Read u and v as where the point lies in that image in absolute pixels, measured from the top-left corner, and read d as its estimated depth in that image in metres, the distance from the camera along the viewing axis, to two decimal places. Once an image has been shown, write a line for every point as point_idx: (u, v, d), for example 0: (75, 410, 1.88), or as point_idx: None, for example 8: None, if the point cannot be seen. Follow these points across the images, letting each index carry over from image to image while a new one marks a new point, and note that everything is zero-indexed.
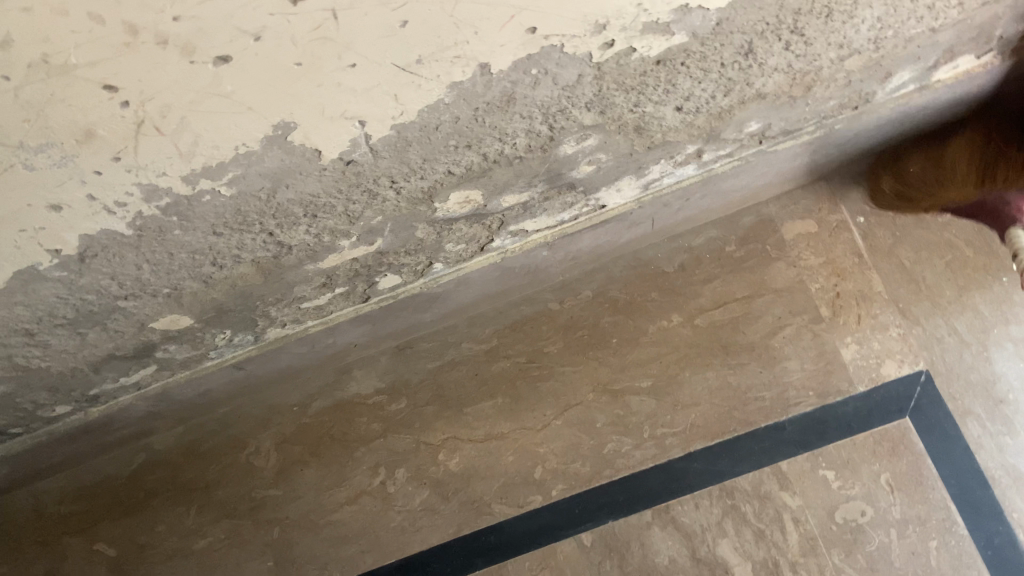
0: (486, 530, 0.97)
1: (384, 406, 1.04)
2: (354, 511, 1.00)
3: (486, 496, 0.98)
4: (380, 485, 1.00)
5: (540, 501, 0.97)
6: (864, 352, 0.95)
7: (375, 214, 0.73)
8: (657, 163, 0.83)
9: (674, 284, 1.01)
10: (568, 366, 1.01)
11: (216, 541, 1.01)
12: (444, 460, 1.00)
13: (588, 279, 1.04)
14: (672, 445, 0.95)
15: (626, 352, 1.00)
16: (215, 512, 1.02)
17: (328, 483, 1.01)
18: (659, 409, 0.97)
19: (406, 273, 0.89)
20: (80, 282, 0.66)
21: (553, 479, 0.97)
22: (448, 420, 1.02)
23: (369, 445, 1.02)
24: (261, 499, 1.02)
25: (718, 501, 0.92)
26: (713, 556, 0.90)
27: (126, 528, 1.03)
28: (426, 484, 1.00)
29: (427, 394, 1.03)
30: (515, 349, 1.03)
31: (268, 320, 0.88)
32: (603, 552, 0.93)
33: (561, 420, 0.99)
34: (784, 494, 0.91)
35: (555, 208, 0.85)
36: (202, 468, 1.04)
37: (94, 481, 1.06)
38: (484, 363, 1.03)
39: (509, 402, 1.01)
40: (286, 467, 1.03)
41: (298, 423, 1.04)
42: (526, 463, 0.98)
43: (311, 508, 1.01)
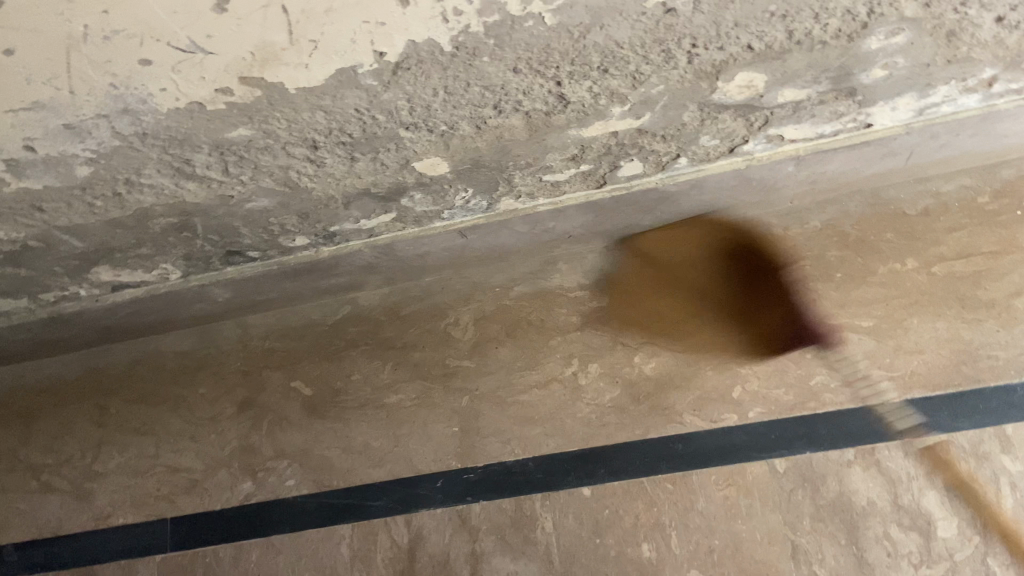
0: (673, 438, 0.96)
1: (585, 301, 1.04)
2: (542, 395, 1.01)
3: (679, 405, 0.97)
4: (572, 376, 1.01)
5: (734, 420, 0.94)
6: None
7: (660, 81, 0.72)
8: (947, 83, 0.79)
9: (914, 227, 0.96)
10: (784, 294, 0.98)
11: (406, 399, 1.04)
12: (640, 362, 1.00)
13: (818, 210, 1.00)
14: (887, 390, 0.91)
15: (850, 289, 0.96)
16: (410, 373, 1.06)
17: (520, 364, 1.03)
18: (877, 350, 0.93)
19: (650, 163, 0.88)
20: (382, 97, 0.67)
21: (751, 401, 0.94)
22: (650, 325, 1.01)
23: (565, 335, 1.03)
24: (454, 367, 1.05)
25: (930, 453, 0.87)
26: (917, 505, 0.86)
27: (323, 372, 1.08)
28: (617, 384, 1.00)
29: (631, 297, 1.03)
30: (729, 268, 1.01)
31: (508, 187, 0.89)
32: (796, 481, 0.90)
33: (768, 344, 0.96)
34: (1005, 458, 0.86)
35: (823, 116, 0.82)
36: (402, 329, 1.08)
37: (299, 324, 1.12)
38: (694, 277, 1.02)
39: (715, 318, 0.99)
40: (482, 342, 1.05)
41: (498, 303, 1.07)
42: (724, 380, 0.96)
43: (500, 384, 1.03)
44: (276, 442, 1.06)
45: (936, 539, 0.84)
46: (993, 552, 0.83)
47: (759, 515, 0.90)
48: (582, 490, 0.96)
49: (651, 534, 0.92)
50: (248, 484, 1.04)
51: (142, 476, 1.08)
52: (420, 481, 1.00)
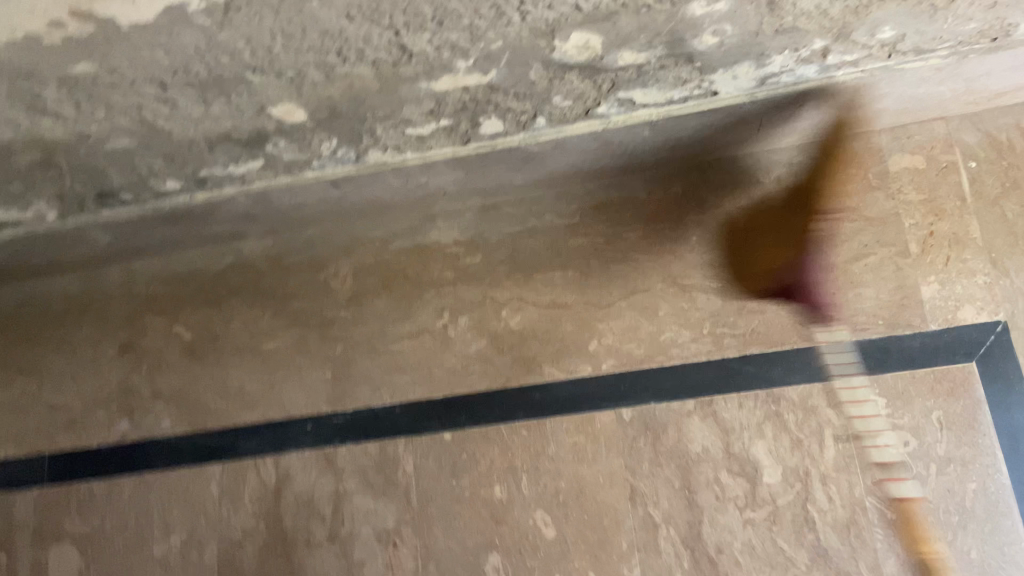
0: (532, 387, 1.00)
1: (459, 257, 1.08)
2: (412, 344, 1.05)
3: (539, 356, 1.01)
4: (442, 327, 1.05)
5: (589, 371, 0.99)
6: (944, 293, 0.93)
7: (497, 37, 0.76)
8: (781, 53, 0.84)
9: (766, 194, 1.01)
10: (643, 254, 1.03)
11: (283, 345, 1.08)
12: (506, 316, 1.04)
13: (680, 176, 1.04)
14: (729, 345, 0.96)
15: (704, 252, 1.01)
16: (288, 321, 1.09)
17: (394, 314, 1.07)
18: (724, 309, 0.98)
19: (509, 120, 0.91)
20: (219, 38, 0.70)
21: (606, 354, 1.00)
22: (519, 281, 1.05)
23: (438, 289, 1.07)
24: (331, 317, 1.08)
25: (762, 405, 0.93)
26: (746, 453, 0.92)
27: (204, 318, 1.11)
28: (484, 335, 1.04)
29: (502, 254, 1.07)
30: (595, 229, 1.05)
31: (373, 139, 0.92)
32: (640, 429, 0.95)
33: (625, 302, 1.01)
34: (830, 411, 0.92)
35: (668, 81, 0.87)
36: (282, 278, 1.11)
37: (183, 271, 1.13)
38: (562, 236, 1.06)
39: (579, 275, 1.03)
40: (358, 294, 1.09)
41: (376, 256, 1.10)
42: (582, 334, 1.01)
43: (374, 333, 1.07)
44: (155, 383, 1.09)
45: (761, 484, 0.90)
46: (811, 498, 0.89)
47: (603, 460, 0.95)
48: (444, 435, 1.00)
49: (505, 477, 0.97)
50: (124, 424, 1.07)
51: (25, 413, 1.11)
52: (291, 425, 1.04)
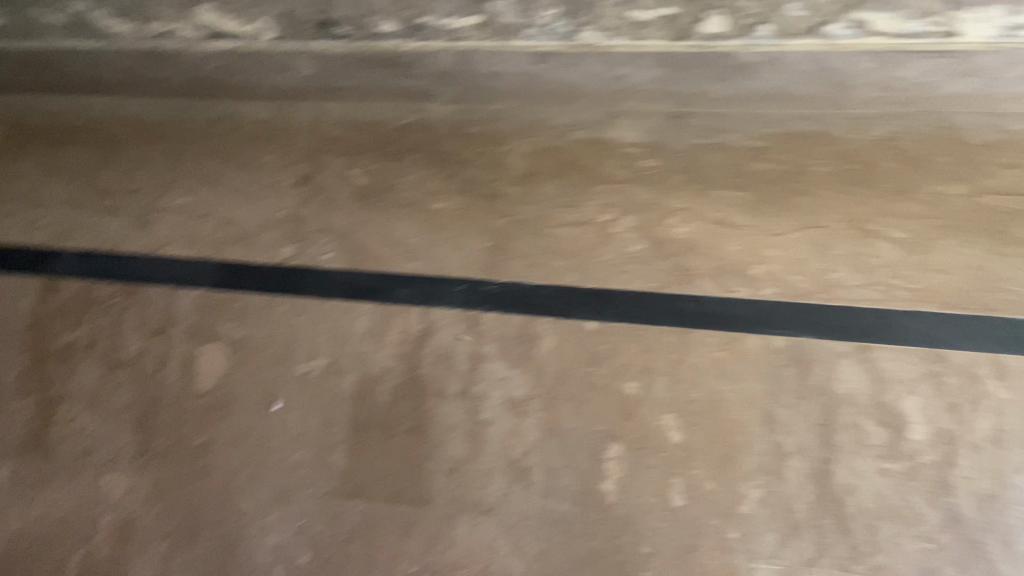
0: (684, 298, 1.00)
1: (637, 159, 1.07)
2: (574, 233, 1.06)
3: (698, 270, 1.00)
4: (605, 223, 1.05)
5: (746, 293, 0.98)
6: None
7: None
8: None
9: (973, 156, 0.99)
10: (828, 191, 1.00)
11: (449, 208, 1.11)
12: (674, 225, 1.03)
13: (883, 121, 1.03)
14: (899, 298, 0.94)
15: (893, 201, 0.98)
16: (457, 186, 1.12)
17: (561, 202, 1.08)
18: (902, 261, 0.95)
19: (733, 20, 0.90)
20: None
21: (768, 281, 0.98)
22: (693, 193, 1.04)
23: (610, 185, 1.07)
24: (499, 192, 1.10)
25: (923, 362, 0.91)
26: (895, 405, 0.90)
27: (380, 168, 1.15)
28: (647, 239, 1.03)
29: (682, 163, 1.06)
30: (785, 157, 1.04)
31: (592, 14, 0.93)
32: (789, 360, 0.94)
33: (798, 234, 0.99)
34: (995, 383, 0.88)
35: (912, 8, 0.85)
36: (461, 145, 1.14)
37: (369, 120, 1.19)
38: (747, 158, 1.04)
39: (756, 200, 1.02)
40: (530, 174, 1.10)
41: (555, 143, 1.11)
42: (747, 256, 0.99)
43: (538, 215, 1.08)
44: (324, 218, 1.14)
45: (904, 439, 0.89)
46: (954, 462, 0.87)
47: (744, 381, 0.94)
48: (587, 323, 1.01)
49: (641, 375, 0.98)
50: (288, 249, 1.14)
51: (199, 220, 1.18)
52: (443, 283, 1.08)
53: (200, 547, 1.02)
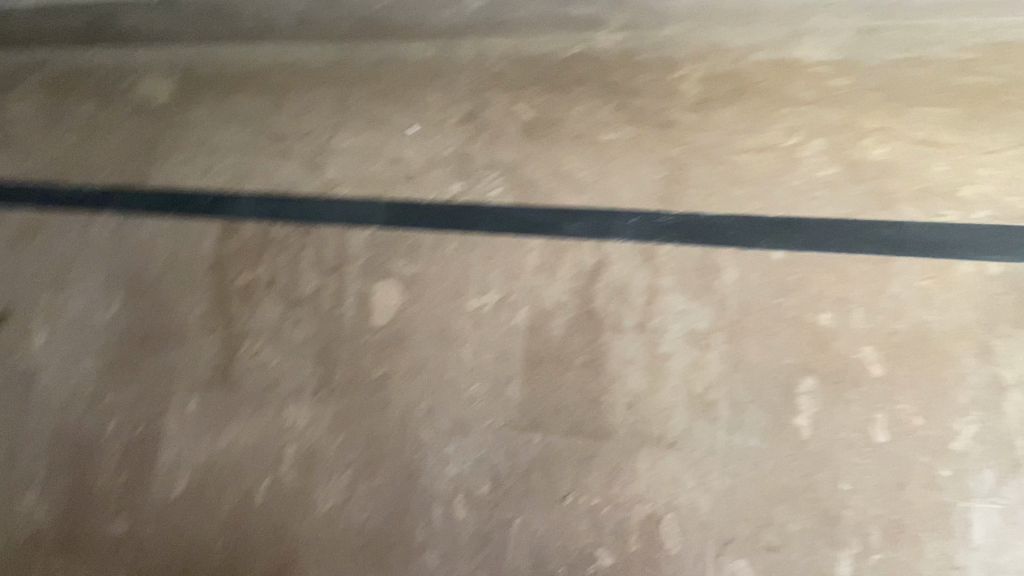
0: (883, 224, 0.94)
1: (827, 78, 1.00)
2: (757, 159, 1.01)
3: (899, 195, 0.94)
4: (790, 147, 1.00)
5: (956, 217, 0.91)
6: None
7: None
8: None
9: None
10: None
11: (620, 139, 1.07)
12: (869, 146, 0.96)
13: None
14: None
15: None
16: (629, 115, 1.08)
17: (741, 128, 1.02)
18: None
19: None
20: None
21: (981, 203, 0.91)
22: (891, 111, 0.96)
23: (796, 108, 1.01)
24: (673, 119, 1.06)
25: None
26: None
27: (546, 101, 1.12)
28: (839, 162, 0.97)
29: (876, 81, 0.98)
30: (995, 67, 0.95)
31: None
32: (1006, 286, 0.88)
33: (1014, 152, 0.92)
34: None
35: None
36: (631, 74, 1.09)
37: (532, 53, 1.15)
38: (952, 72, 0.96)
39: (964, 116, 0.94)
40: (705, 99, 1.05)
41: (733, 66, 1.05)
42: (956, 178, 0.92)
43: (716, 143, 1.03)
44: (491, 154, 1.12)
45: None
46: None
47: (956, 310, 0.88)
48: (773, 254, 0.96)
49: (836, 305, 0.93)
50: (457, 185, 1.12)
51: (367, 160, 1.17)
52: (616, 216, 1.04)
53: (383, 477, 1.04)
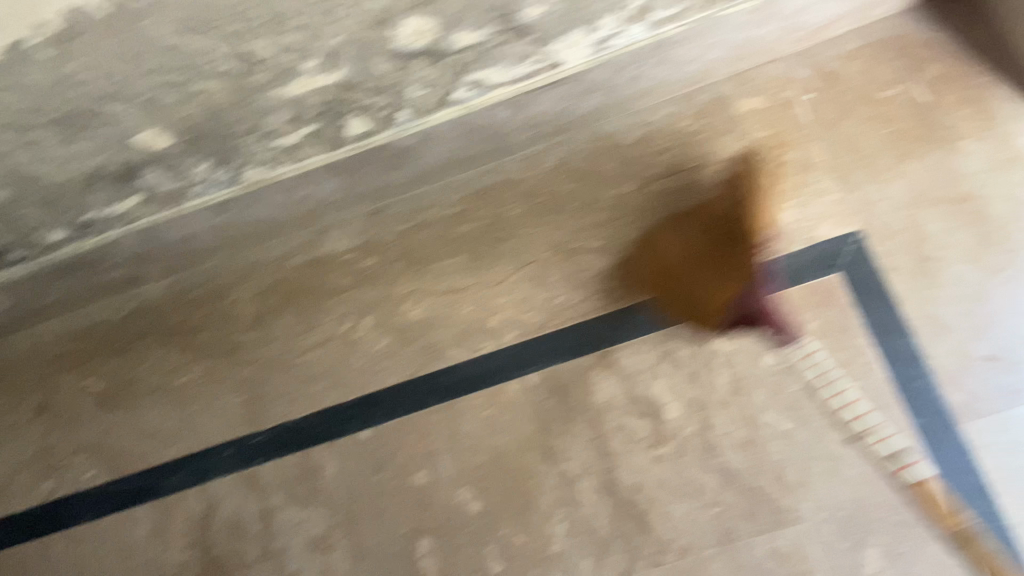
0: (439, 372, 1.03)
1: (356, 262, 1.10)
2: (320, 354, 1.08)
3: (443, 342, 1.04)
4: (346, 333, 1.08)
5: (493, 346, 1.03)
6: (802, 216, 0.99)
7: (335, 33, 0.80)
8: (606, 17, 0.90)
9: (629, 154, 1.07)
10: (527, 228, 1.07)
11: (193, 378, 1.11)
12: (408, 309, 1.06)
13: (551, 152, 1.09)
14: (617, 297, 1.02)
15: (582, 217, 1.06)
16: (196, 353, 1.12)
17: (297, 329, 1.09)
18: (607, 266, 1.03)
19: (372, 118, 0.95)
20: (68, 70, 0.74)
21: (506, 327, 1.03)
22: (414, 274, 1.08)
23: (340, 296, 1.09)
24: (236, 342, 1.11)
25: (655, 346, 0.98)
26: (647, 394, 0.96)
27: (115, 366, 1.14)
28: (389, 331, 1.06)
29: (397, 252, 1.09)
30: (479, 212, 1.09)
31: (245, 157, 0.96)
32: (547, 391, 0.99)
33: (517, 276, 1.05)
34: (717, 340, 0.97)
35: (512, 56, 0.92)
36: (187, 313, 1.14)
37: (88, 323, 1.17)
38: (451, 225, 1.09)
39: (470, 259, 1.07)
40: (261, 315, 1.11)
41: (275, 276, 1.13)
42: (481, 313, 1.04)
43: (280, 351, 1.09)
44: (74, 438, 1.12)
45: (665, 420, 0.95)
46: (710, 426, 0.94)
47: (517, 427, 0.99)
48: (361, 434, 1.03)
49: (426, 463, 1.00)
50: (46, 484, 1.11)
51: None
52: (211, 451, 1.07)
53: None
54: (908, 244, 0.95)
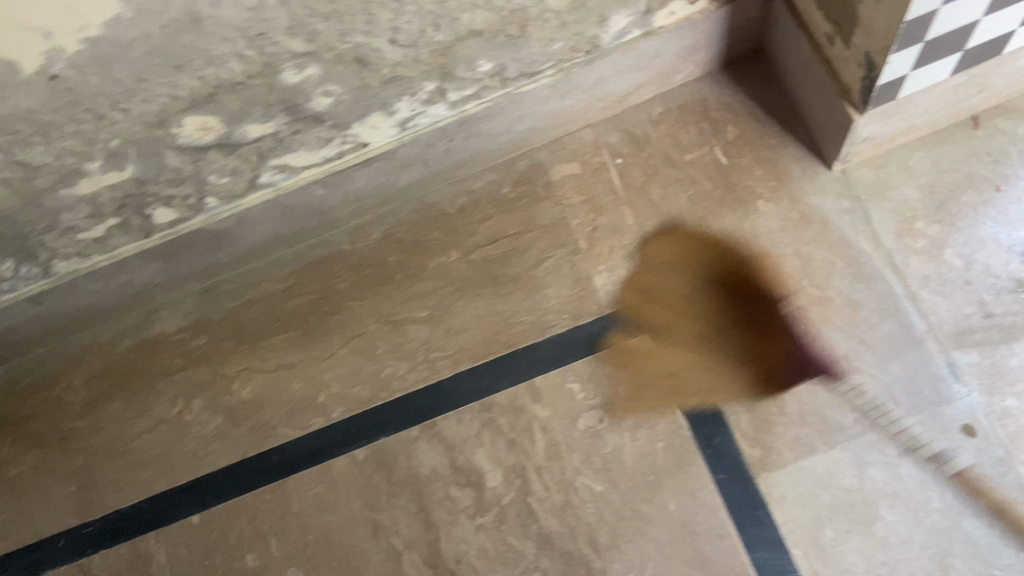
0: (269, 451, 1.03)
1: (186, 342, 1.10)
2: (153, 438, 1.07)
3: (272, 420, 1.05)
4: (177, 415, 1.07)
5: (322, 423, 1.03)
6: (614, 279, 1.03)
7: (111, 135, 0.81)
8: (400, 100, 0.92)
9: (453, 223, 1.09)
10: (354, 301, 1.08)
11: (26, 469, 1.09)
12: (237, 389, 1.07)
13: (378, 223, 1.11)
14: (442, 367, 1.03)
15: (408, 287, 1.07)
16: (28, 442, 1.10)
17: (130, 413, 1.09)
18: (432, 335, 1.05)
19: (178, 206, 0.96)
20: None
21: (334, 402, 1.04)
22: (245, 352, 1.08)
23: (170, 378, 1.09)
24: (69, 430, 1.09)
25: (478, 415, 1.00)
26: (470, 463, 0.98)
27: None
28: (220, 412, 1.06)
29: (227, 330, 1.09)
30: (308, 287, 1.09)
31: (50, 253, 0.97)
32: (374, 465, 1.00)
33: (345, 349, 1.06)
34: (536, 406, 0.99)
35: (312, 142, 0.93)
36: (18, 403, 1.12)
37: None
38: (281, 301, 1.09)
39: (300, 334, 1.07)
40: (94, 400, 1.10)
41: (107, 360, 1.12)
42: (310, 389, 1.05)
43: (113, 437, 1.08)
44: None
45: (486, 489, 0.97)
46: (530, 490, 0.96)
47: (345, 503, 0.99)
48: (192, 518, 1.03)
49: (256, 545, 1.00)
50: None
51: None
52: (43, 544, 1.05)
53: None
54: (712, 304, 0.99)
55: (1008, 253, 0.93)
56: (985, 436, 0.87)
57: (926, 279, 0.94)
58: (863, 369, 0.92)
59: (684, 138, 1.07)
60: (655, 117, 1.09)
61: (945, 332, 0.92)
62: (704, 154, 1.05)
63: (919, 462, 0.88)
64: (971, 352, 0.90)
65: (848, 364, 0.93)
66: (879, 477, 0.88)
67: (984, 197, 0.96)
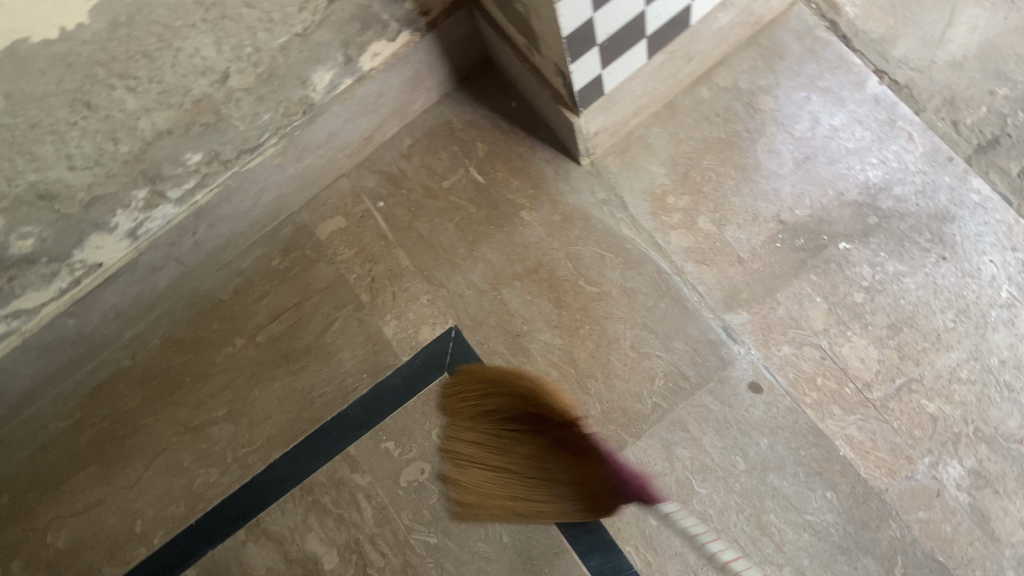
0: None
1: None
2: None
3: (94, 563, 0.99)
4: None
5: (146, 552, 0.98)
6: (403, 325, 1.01)
7: None
8: (116, 215, 0.86)
9: (232, 310, 1.05)
10: (148, 417, 1.02)
11: None
12: (51, 540, 1.00)
13: (154, 329, 1.05)
14: (253, 461, 0.99)
15: (200, 388, 1.03)
16: None
17: None
18: (237, 432, 1.01)
19: None
20: None
21: (153, 527, 0.99)
22: (48, 501, 1.02)
23: None
24: None
25: (300, 501, 0.97)
26: (303, 552, 0.95)
27: None
28: (39, 568, 0.99)
29: (25, 482, 1.03)
30: (98, 415, 1.03)
31: None
32: None
33: (151, 470, 1.01)
34: (355, 475, 0.97)
35: (37, 280, 0.87)
36: None
37: None
38: (73, 437, 1.03)
39: (101, 467, 1.02)
40: None
41: None
42: (126, 521, 1.00)
43: None
44: None
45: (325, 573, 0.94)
46: (368, 561, 0.94)
47: None
48: None
49: None
50: None
51: None
52: None
53: None
54: (500, 327, 0.99)
55: (755, 207, 0.96)
56: (771, 389, 0.90)
57: (687, 251, 0.96)
58: (650, 353, 0.94)
59: (437, 165, 1.05)
60: (406, 150, 1.07)
61: (714, 299, 0.94)
62: (461, 176, 1.04)
63: (718, 431, 0.90)
64: (741, 311, 0.93)
65: (635, 352, 0.94)
66: (687, 455, 0.91)
67: (721, 158, 0.98)
